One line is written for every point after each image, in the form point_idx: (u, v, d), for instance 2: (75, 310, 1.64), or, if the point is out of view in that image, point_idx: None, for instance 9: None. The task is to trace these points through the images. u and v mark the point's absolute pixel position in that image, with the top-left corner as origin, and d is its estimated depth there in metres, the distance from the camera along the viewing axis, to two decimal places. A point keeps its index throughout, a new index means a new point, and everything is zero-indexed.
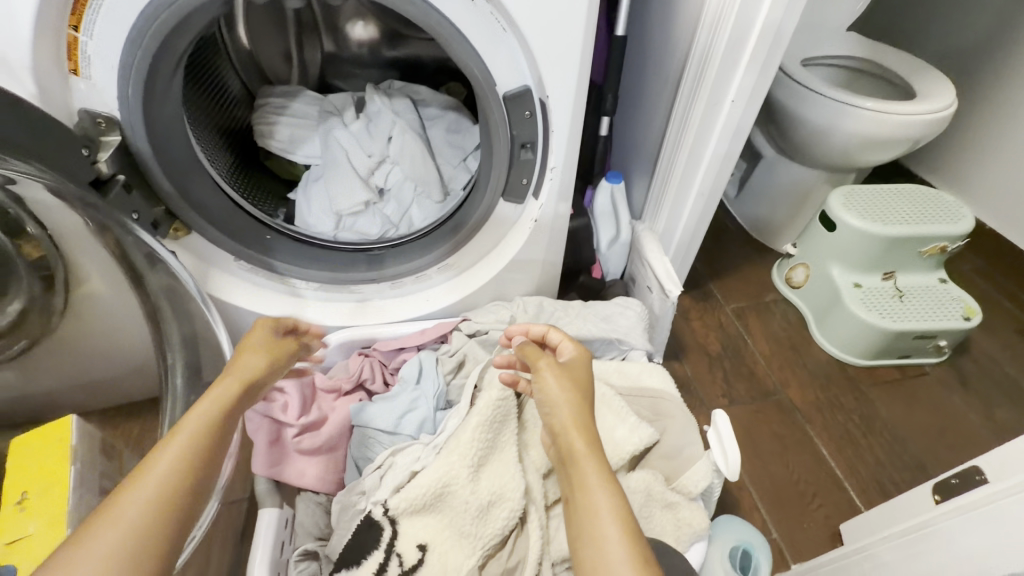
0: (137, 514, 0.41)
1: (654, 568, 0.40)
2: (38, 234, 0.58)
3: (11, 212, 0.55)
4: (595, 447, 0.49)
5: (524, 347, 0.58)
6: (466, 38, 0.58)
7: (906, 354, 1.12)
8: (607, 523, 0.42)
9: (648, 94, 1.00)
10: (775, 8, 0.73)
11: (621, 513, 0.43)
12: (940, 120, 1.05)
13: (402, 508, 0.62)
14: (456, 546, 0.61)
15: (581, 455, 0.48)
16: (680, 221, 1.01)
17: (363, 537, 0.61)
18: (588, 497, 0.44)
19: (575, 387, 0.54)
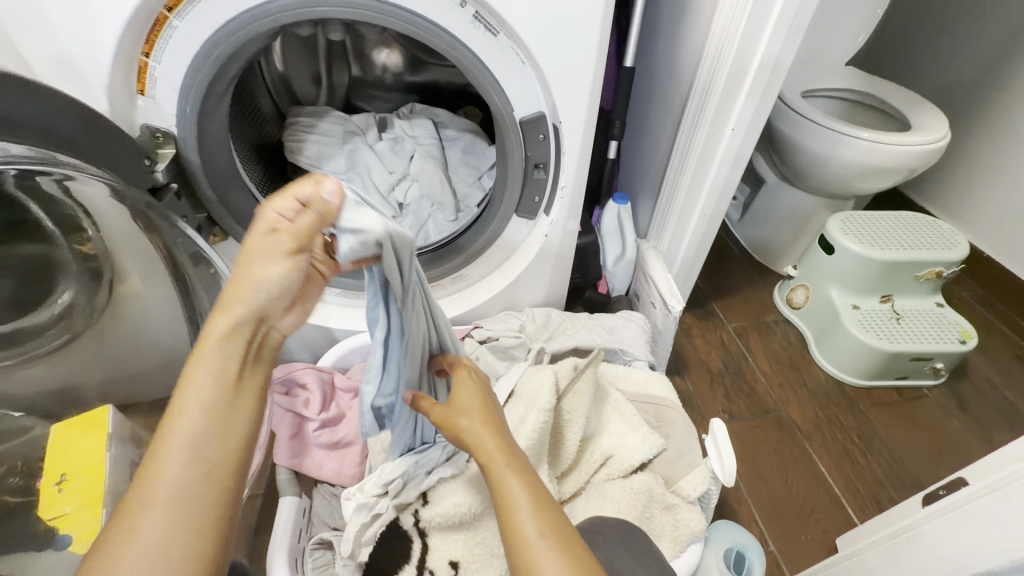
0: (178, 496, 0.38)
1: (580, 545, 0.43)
2: (93, 234, 0.63)
3: (70, 210, 0.60)
4: (507, 448, 0.51)
5: (419, 404, 0.57)
6: (489, 68, 0.64)
7: (904, 375, 1.14)
8: (525, 511, 0.45)
9: (654, 120, 1.07)
10: (771, 45, 0.79)
11: (536, 496, 0.47)
12: (933, 151, 1.10)
13: (434, 523, 0.64)
14: (486, 563, 0.64)
15: (489, 457, 0.50)
16: (683, 241, 1.06)
17: (391, 548, 0.64)
18: (506, 493, 0.47)
19: (476, 414, 0.54)
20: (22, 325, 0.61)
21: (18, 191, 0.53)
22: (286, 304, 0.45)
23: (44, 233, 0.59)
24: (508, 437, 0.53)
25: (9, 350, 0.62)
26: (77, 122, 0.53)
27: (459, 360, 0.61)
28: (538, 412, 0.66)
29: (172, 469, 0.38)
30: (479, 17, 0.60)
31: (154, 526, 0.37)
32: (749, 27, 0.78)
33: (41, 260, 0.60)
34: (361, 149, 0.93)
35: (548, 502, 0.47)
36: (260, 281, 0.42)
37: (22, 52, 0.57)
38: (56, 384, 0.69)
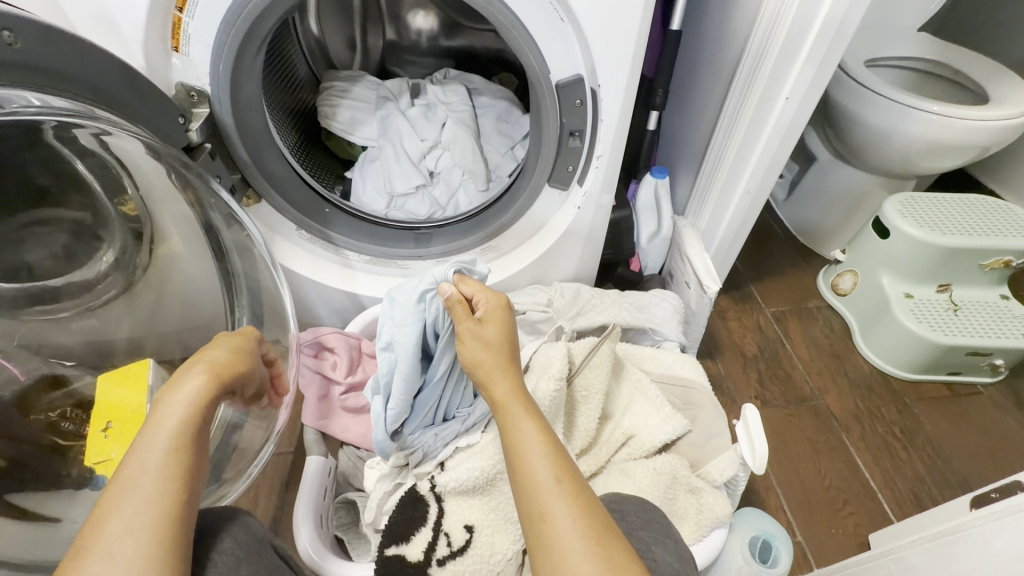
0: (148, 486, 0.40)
1: (593, 507, 0.43)
2: (134, 195, 0.64)
3: (110, 164, 0.60)
4: (522, 395, 0.51)
5: (452, 310, 0.56)
6: (526, 26, 0.60)
7: (957, 371, 1.07)
8: (540, 463, 0.45)
9: (699, 89, 1.00)
10: (839, 2, 0.72)
11: (550, 445, 0.47)
12: (1015, 127, 1.00)
13: (449, 487, 0.64)
14: (501, 529, 0.63)
15: (505, 401, 0.50)
16: (723, 218, 1.01)
17: (409, 513, 0.63)
18: (520, 441, 0.47)
19: (495, 353, 0.53)
20: (75, 282, 0.64)
21: (59, 143, 0.54)
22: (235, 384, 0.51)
23: (88, 191, 0.60)
24: (523, 382, 0.53)
25: (69, 303, 0.65)
26: (116, 78, 0.53)
27: (487, 288, 0.57)
28: (558, 384, 0.65)
29: (147, 463, 0.41)
30: None
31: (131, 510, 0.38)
32: None
33: (88, 218, 0.62)
34: (393, 115, 0.91)
35: (562, 454, 0.47)
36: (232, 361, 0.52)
37: (66, 6, 0.57)
38: (112, 337, 0.71)
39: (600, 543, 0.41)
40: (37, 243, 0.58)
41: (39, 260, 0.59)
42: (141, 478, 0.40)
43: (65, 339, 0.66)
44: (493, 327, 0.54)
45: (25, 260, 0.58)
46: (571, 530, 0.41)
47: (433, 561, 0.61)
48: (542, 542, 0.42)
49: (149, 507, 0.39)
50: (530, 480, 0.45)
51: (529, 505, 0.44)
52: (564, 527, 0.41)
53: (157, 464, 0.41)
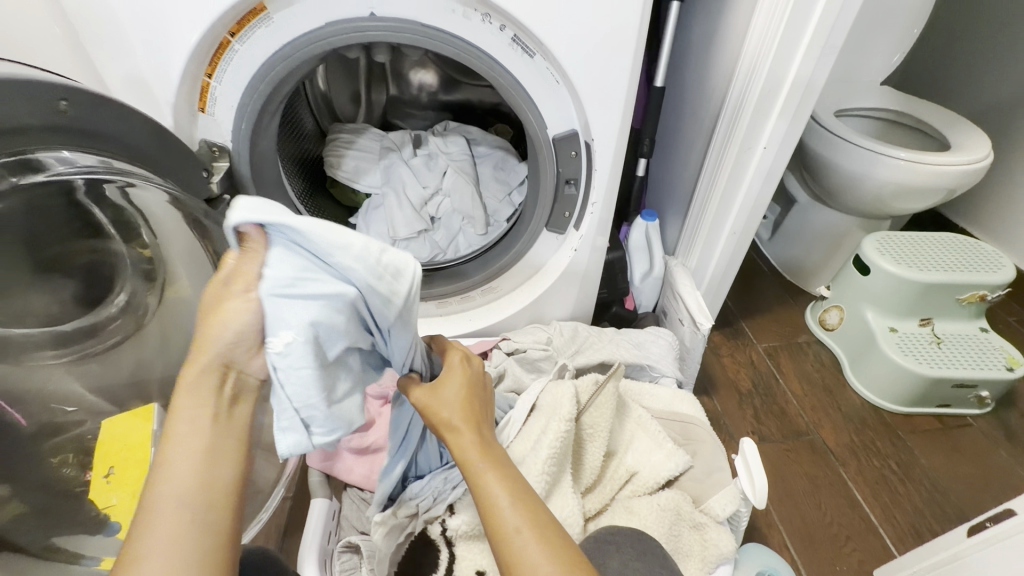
0: (169, 542, 0.38)
1: (569, 551, 0.44)
2: (147, 238, 0.65)
3: (122, 208, 0.61)
4: (487, 445, 0.50)
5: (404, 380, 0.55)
6: (525, 88, 0.66)
7: (946, 403, 1.10)
8: (509, 514, 0.46)
9: (684, 138, 1.07)
10: (805, 63, 0.79)
11: (519, 495, 0.47)
12: (975, 171, 1.07)
13: (460, 531, 0.64)
14: None
15: (470, 454, 0.50)
16: (712, 258, 1.06)
17: (420, 557, 0.66)
18: (488, 495, 0.47)
19: (455, 412, 0.52)
20: (86, 322, 0.64)
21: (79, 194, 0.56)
22: (257, 343, 0.42)
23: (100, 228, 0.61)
24: (487, 432, 0.52)
25: (71, 345, 0.63)
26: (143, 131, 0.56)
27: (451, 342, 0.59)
28: (561, 421, 0.66)
29: (162, 517, 0.39)
30: (517, 40, 0.62)
31: (150, 571, 0.37)
32: (784, 44, 0.78)
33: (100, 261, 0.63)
34: (396, 164, 0.96)
35: (532, 498, 0.47)
36: (237, 319, 0.40)
37: (101, 73, 0.62)
38: (117, 381, 0.70)
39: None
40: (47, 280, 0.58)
41: (44, 305, 0.59)
42: (160, 505, 0.39)
43: (76, 382, 0.65)
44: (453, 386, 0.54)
45: (30, 303, 0.57)
46: None
47: None
48: None
49: (175, 525, 0.39)
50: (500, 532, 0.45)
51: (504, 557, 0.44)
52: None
53: (174, 515, 0.39)
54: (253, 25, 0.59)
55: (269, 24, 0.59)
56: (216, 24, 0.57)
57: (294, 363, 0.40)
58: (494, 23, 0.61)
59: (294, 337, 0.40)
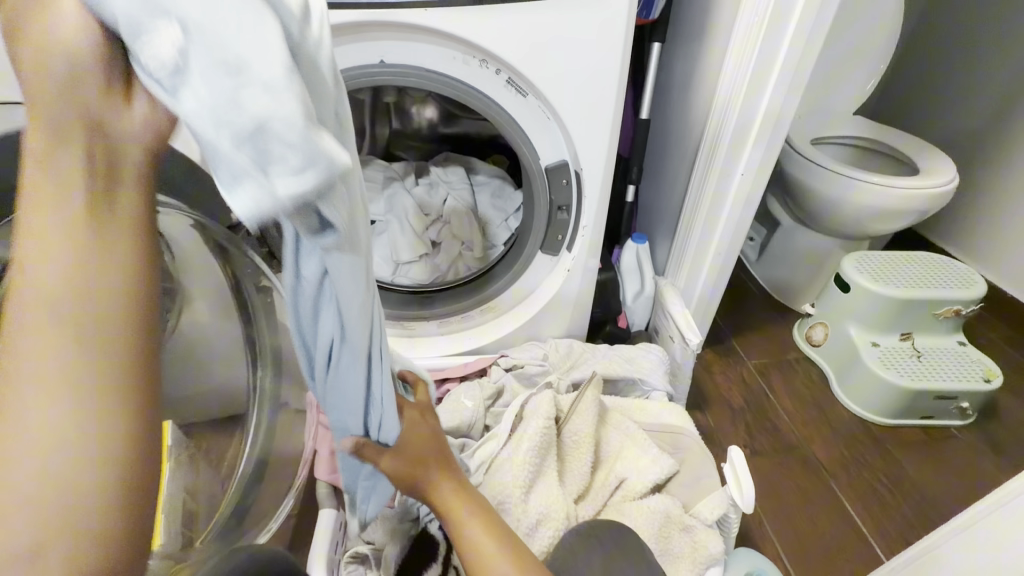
0: (66, 436, 0.26)
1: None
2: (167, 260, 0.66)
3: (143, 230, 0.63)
4: (464, 492, 0.57)
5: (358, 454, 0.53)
6: (520, 124, 0.73)
7: (929, 415, 1.14)
8: (496, 555, 0.52)
9: (669, 166, 1.14)
10: (774, 99, 0.87)
11: (499, 536, 0.54)
12: (942, 194, 1.14)
13: None
14: None
15: (452, 504, 0.56)
16: (700, 277, 1.11)
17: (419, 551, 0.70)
18: (472, 541, 0.53)
19: (428, 468, 0.56)
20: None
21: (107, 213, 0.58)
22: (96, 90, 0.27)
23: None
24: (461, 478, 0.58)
25: None
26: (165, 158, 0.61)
27: (418, 382, 0.66)
28: (543, 418, 0.72)
29: (14, 472, 0.25)
30: (511, 82, 0.69)
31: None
32: (754, 82, 0.86)
33: None
34: (399, 193, 1.02)
35: (506, 537, 0.54)
36: (68, 45, 0.26)
37: None
38: None
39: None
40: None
41: None
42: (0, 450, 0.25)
43: None
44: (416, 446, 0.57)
45: None
46: None
47: None
48: None
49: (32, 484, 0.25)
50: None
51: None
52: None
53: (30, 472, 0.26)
54: None
55: None
56: None
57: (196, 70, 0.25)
58: (491, 67, 0.68)
59: (180, 34, 0.24)
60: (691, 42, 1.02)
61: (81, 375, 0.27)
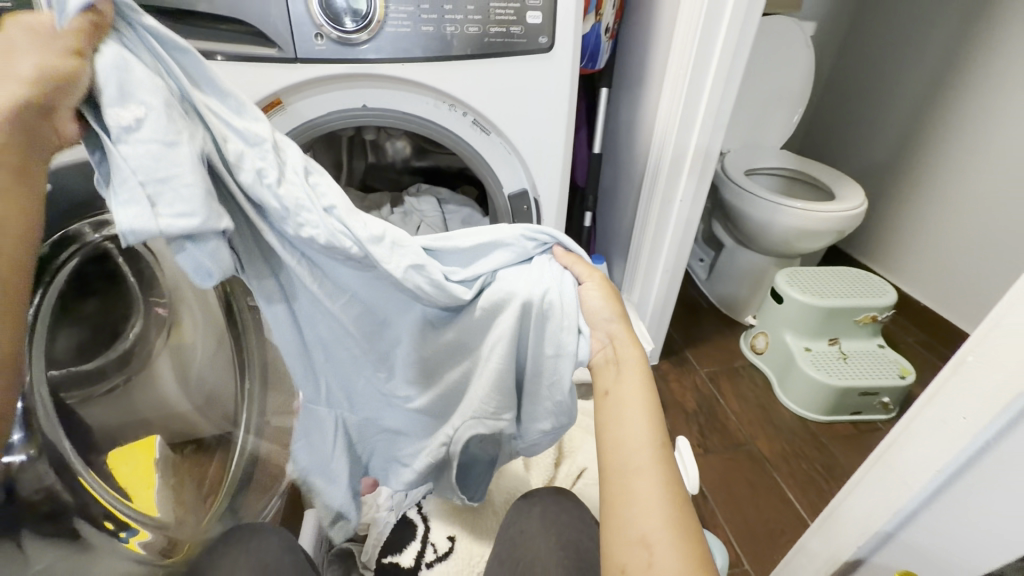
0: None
1: (681, 489, 0.46)
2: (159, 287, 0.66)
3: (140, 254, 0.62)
4: (641, 359, 0.53)
5: (567, 263, 0.55)
6: (484, 158, 0.84)
7: (857, 410, 1.27)
8: (642, 430, 0.49)
9: (621, 194, 1.28)
10: (702, 136, 1.02)
11: (653, 419, 0.49)
12: (855, 216, 1.32)
13: (434, 506, 0.77)
14: (479, 538, 0.75)
15: (622, 357, 0.53)
16: (652, 292, 1.24)
17: (401, 533, 0.75)
18: (625, 402, 0.50)
19: (612, 309, 0.54)
20: (87, 369, 0.60)
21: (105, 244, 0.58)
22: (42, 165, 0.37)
23: (120, 277, 0.63)
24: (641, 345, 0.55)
25: (86, 382, 0.61)
26: None
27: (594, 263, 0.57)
28: None
29: None
30: (477, 122, 0.80)
31: None
32: (684, 122, 1.00)
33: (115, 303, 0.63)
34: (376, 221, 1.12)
35: (664, 454, 0.48)
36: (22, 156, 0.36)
37: None
38: (128, 417, 0.67)
39: (693, 546, 0.42)
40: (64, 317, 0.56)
41: (71, 344, 0.58)
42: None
43: (89, 420, 0.60)
44: (596, 295, 0.54)
45: (58, 346, 0.55)
46: (658, 513, 0.44)
47: (422, 566, 0.72)
48: (624, 514, 0.45)
49: None
50: (624, 467, 0.47)
51: (618, 488, 0.46)
52: (657, 517, 0.44)
53: None
54: (271, 114, 0.75)
55: (283, 112, 0.75)
56: None
57: (145, 136, 0.35)
58: (459, 111, 0.79)
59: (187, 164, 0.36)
60: (634, 88, 1.17)
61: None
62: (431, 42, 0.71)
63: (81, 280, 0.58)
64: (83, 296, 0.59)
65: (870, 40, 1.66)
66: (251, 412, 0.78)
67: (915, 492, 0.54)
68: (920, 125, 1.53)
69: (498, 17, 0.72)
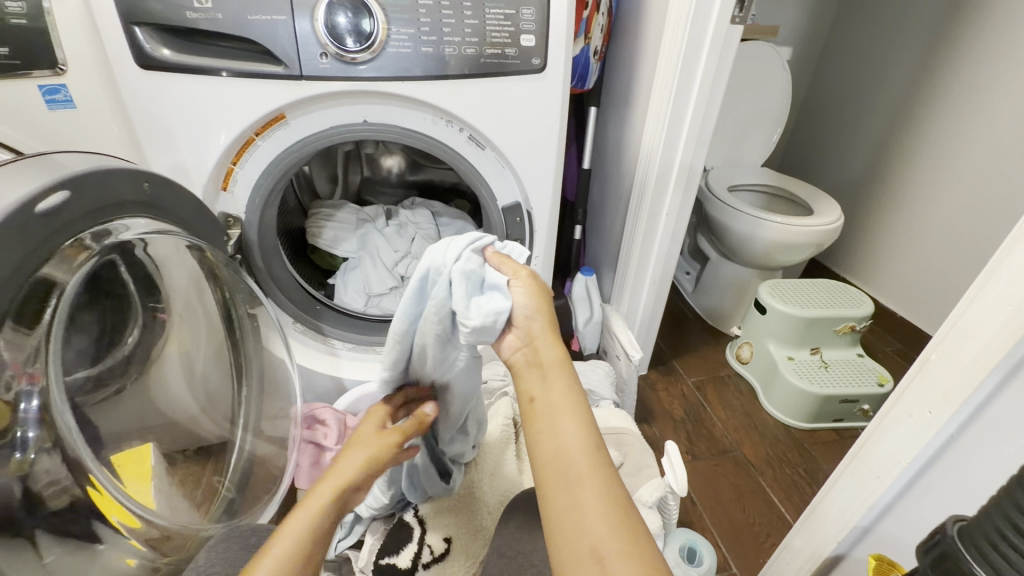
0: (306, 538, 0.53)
1: (618, 488, 0.49)
2: (155, 291, 0.70)
3: (141, 261, 0.65)
4: (565, 362, 0.57)
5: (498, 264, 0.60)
6: (480, 172, 0.88)
7: (838, 417, 1.31)
8: (572, 434, 0.52)
9: (609, 209, 1.33)
10: (686, 154, 1.07)
11: (582, 422, 0.53)
12: (832, 230, 1.38)
13: (430, 509, 0.79)
14: (473, 540, 0.77)
15: (546, 362, 0.57)
16: (639, 304, 1.28)
17: (397, 535, 0.77)
18: (555, 409, 0.54)
19: (538, 308, 0.58)
20: (96, 369, 0.63)
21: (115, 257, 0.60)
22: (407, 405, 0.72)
23: (121, 286, 0.65)
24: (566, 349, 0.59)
25: (97, 385, 0.63)
26: (193, 211, 0.67)
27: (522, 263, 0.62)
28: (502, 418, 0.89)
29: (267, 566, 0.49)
30: (472, 137, 0.84)
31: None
32: (669, 140, 1.05)
33: (115, 310, 0.66)
34: (372, 234, 1.12)
35: (599, 456, 0.51)
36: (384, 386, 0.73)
37: (142, 161, 0.77)
38: (134, 419, 0.69)
39: (639, 548, 0.45)
40: (81, 313, 0.59)
41: (82, 349, 0.60)
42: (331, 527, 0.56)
43: (96, 420, 0.62)
44: (523, 293, 0.58)
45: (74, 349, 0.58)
46: (598, 516, 0.46)
47: (418, 567, 0.75)
48: (564, 522, 0.47)
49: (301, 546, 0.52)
50: (566, 477, 0.49)
51: (562, 496, 0.48)
52: (603, 525, 0.46)
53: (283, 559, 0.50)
54: (275, 128, 0.78)
55: (286, 127, 0.78)
56: (246, 130, 0.76)
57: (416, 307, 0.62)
58: (455, 127, 0.83)
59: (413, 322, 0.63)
60: (621, 108, 1.22)
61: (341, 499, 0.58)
62: (430, 62, 0.75)
63: (98, 280, 0.60)
64: (93, 304, 0.62)
65: (844, 64, 1.75)
66: (250, 415, 0.84)
67: (887, 485, 0.58)
68: (891, 145, 1.61)
69: (493, 40, 0.77)
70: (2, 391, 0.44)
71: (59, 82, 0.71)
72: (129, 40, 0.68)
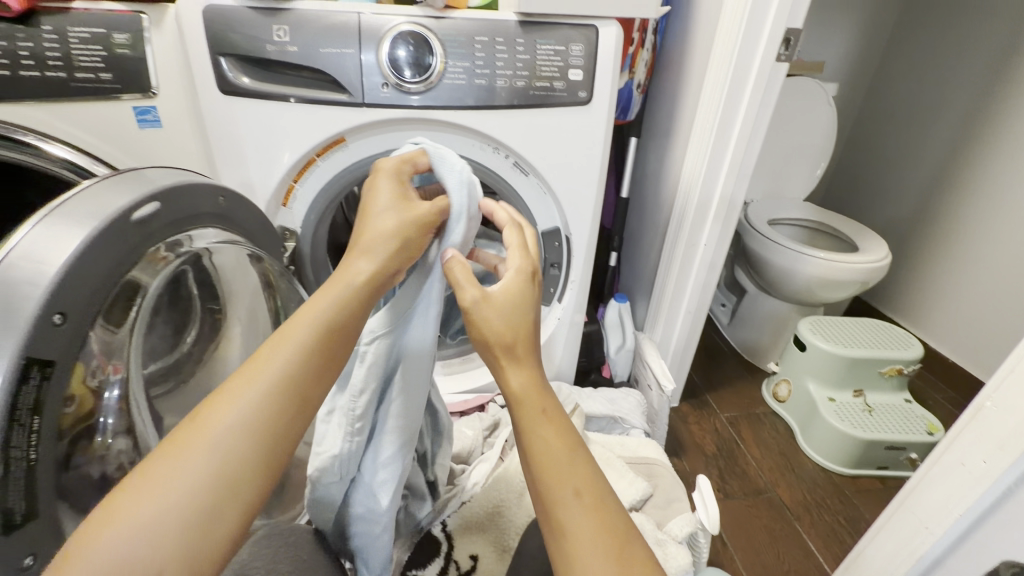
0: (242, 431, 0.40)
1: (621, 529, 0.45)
2: (216, 296, 0.74)
3: (207, 269, 0.70)
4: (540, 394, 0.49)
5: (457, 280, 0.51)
6: (522, 198, 0.91)
7: (883, 465, 1.25)
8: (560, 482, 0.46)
9: (646, 237, 1.33)
10: (726, 185, 1.07)
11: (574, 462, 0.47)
12: (878, 268, 1.34)
13: (458, 525, 0.80)
14: (498, 560, 0.77)
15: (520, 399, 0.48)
16: (674, 333, 1.27)
17: (424, 548, 0.78)
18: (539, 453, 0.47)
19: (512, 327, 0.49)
20: (166, 363, 0.69)
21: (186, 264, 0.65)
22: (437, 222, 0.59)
23: (187, 291, 0.70)
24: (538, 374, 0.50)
25: (162, 381, 0.69)
26: (258, 224, 0.72)
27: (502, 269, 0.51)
28: None
29: (182, 460, 0.37)
30: (517, 164, 0.88)
31: (180, 483, 0.36)
32: (710, 172, 1.06)
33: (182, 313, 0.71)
34: None
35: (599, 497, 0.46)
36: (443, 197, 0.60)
37: (214, 177, 0.83)
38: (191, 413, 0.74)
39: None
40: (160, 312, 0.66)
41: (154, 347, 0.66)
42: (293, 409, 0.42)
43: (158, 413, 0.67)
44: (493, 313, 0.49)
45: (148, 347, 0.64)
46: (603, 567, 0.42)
47: None
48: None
49: (236, 432, 0.39)
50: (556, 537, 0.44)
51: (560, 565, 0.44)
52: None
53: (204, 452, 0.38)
54: (334, 150, 0.83)
55: (344, 149, 0.84)
56: (308, 152, 0.82)
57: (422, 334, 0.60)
58: (502, 154, 0.86)
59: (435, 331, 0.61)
60: (661, 140, 1.24)
61: (307, 366, 0.44)
62: (481, 92, 0.79)
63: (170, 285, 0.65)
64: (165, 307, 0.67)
65: (892, 102, 1.73)
66: None
67: (938, 536, 0.57)
68: (944, 184, 1.56)
69: (542, 73, 0.81)
70: (88, 378, 0.48)
71: (150, 103, 0.78)
72: (214, 69, 0.76)
